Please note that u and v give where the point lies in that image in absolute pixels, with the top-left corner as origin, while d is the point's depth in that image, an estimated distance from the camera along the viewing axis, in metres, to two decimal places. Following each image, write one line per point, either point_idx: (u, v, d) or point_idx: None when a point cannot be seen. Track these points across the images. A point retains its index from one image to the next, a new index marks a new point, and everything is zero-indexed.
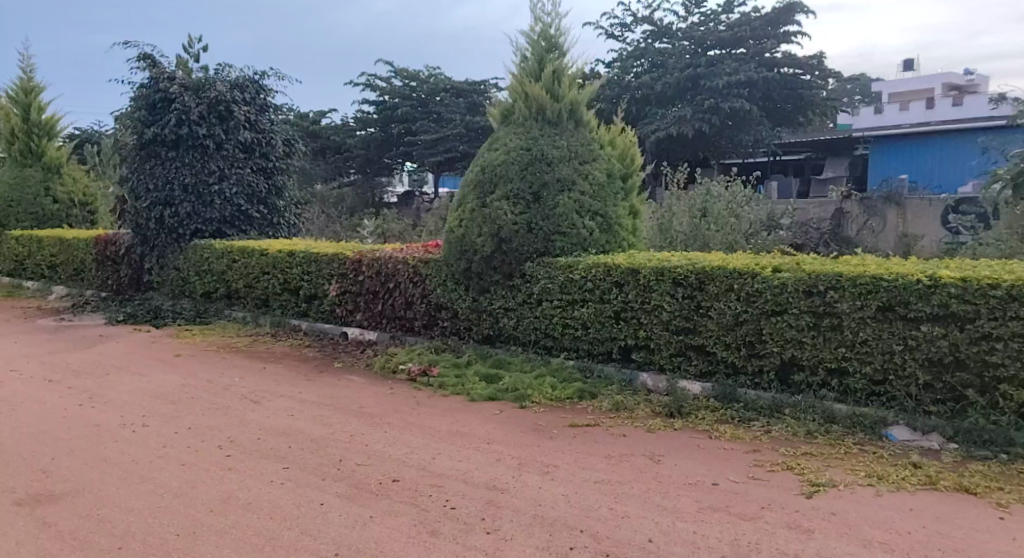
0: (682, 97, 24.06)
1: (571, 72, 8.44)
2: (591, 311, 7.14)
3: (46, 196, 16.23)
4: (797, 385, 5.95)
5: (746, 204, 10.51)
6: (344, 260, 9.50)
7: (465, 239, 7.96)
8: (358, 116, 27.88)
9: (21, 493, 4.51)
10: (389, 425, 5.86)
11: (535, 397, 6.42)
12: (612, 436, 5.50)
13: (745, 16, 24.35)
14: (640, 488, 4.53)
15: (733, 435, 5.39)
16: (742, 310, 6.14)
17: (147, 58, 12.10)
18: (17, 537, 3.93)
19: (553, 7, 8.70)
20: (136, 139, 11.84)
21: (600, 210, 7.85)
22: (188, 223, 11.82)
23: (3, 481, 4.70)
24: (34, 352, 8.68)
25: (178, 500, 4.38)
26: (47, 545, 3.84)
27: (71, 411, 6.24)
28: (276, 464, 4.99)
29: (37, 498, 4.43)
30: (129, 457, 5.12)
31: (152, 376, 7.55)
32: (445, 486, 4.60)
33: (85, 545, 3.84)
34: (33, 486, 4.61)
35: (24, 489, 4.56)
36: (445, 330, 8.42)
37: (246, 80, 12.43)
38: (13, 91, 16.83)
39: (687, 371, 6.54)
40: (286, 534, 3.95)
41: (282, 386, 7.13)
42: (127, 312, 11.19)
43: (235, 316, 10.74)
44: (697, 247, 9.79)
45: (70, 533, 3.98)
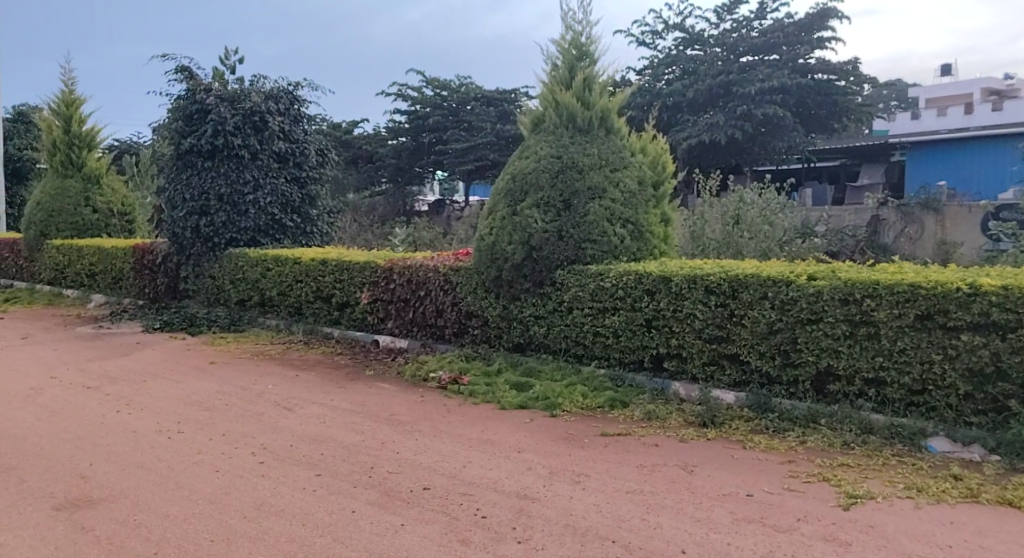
0: (713, 104, 23.93)
1: (602, 80, 8.43)
2: (622, 319, 7.11)
3: (86, 206, 16.62)
4: (833, 395, 5.85)
5: (780, 211, 10.41)
6: (375, 268, 9.57)
7: (496, 246, 7.97)
8: (390, 125, 28.17)
9: (60, 497, 4.61)
10: (420, 433, 5.88)
11: (565, 406, 6.40)
12: (644, 446, 5.46)
13: (778, 22, 24.16)
14: (672, 498, 4.48)
15: (768, 445, 5.32)
16: (776, 319, 6.06)
17: (184, 70, 12.34)
18: (57, 542, 4.01)
19: (584, 15, 8.73)
20: (174, 150, 12.10)
21: (632, 217, 7.82)
22: (224, 232, 12.00)
23: (43, 485, 4.81)
24: (74, 359, 8.88)
25: (213, 506, 4.44)
26: (86, 549, 3.91)
27: (108, 417, 6.36)
28: (309, 471, 5.04)
29: (76, 503, 4.53)
30: (164, 463, 5.20)
31: (187, 383, 7.68)
32: (475, 494, 4.61)
33: (121, 549, 3.91)
34: (73, 491, 4.70)
35: (63, 494, 4.66)
36: (475, 338, 8.45)
37: (280, 90, 12.59)
38: (55, 103, 17.21)
39: (721, 381, 6.47)
40: (317, 540, 3.98)
41: (314, 393, 7.20)
42: (163, 319, 11.39)
43: (269, 324, 10.88)
44: (730, 255, 9.69)
45: (108, 538, 4.05)
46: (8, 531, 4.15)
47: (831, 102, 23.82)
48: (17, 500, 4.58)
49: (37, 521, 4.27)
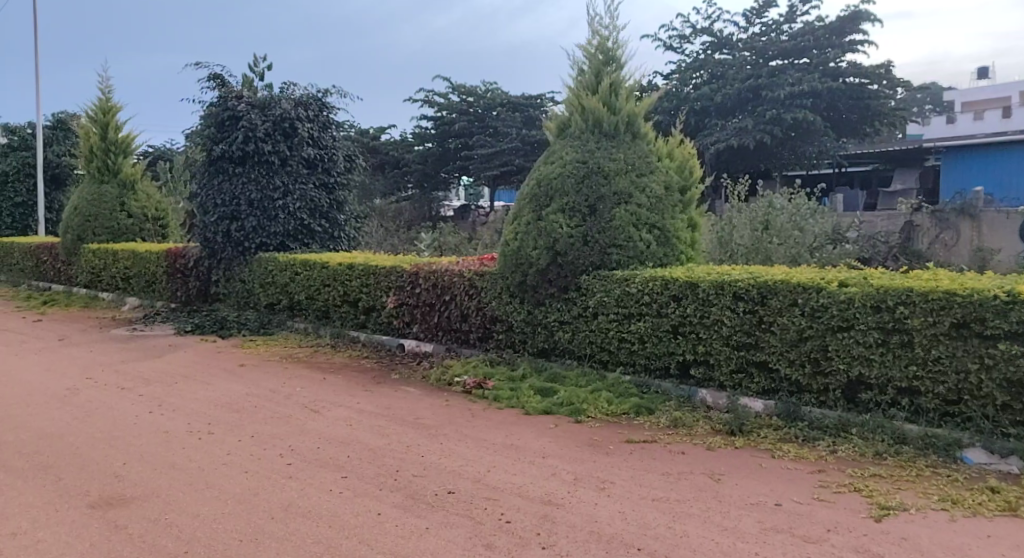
0: (742, 108, 23.73)
1: (629, 84, 8.38)
2: (648, 325, 7.04)
3: (122, 211, 16.86)
4: (865, 404, 5.74)
5: (811, 216, 10.26)
6: (401, 272, 9.59)
7: (521, 252, 7.95)
8: (416, 131, 28.39)
9: (93, 496, 4.65)
10: (445, 437, 5.86)
11: (590, 412, 6.35)
12: (670, 453, 5.39)
13: (808, 26, 23.92)
14: (699, 507, 4.42)
15: (798, 455, 5.23)
16: (807, 326, 5.95)
17: (216, 78, 12.49)
18: (91, 539, 4.05)
19: (611, 21, 8.69)
20: (206, 156, 12.28)
21: (658, 222, 7.76)
22: (254, 237, 12.10)
23: (78, 483, 4.87)
24: (108, 361, 9.00)
25: (241, 507, 4.45)
26: (118, 547, 3.94)
27: (141, 417, 6.43)
28: (335, 473, 5.04)
29: (108, 501, 4.56)
30: (194, 464, 5.24)
31: (217, 385, 7.73)
32: (501, 499, 4.57)
33: (153, 548, 3.93)
34: (106, 490, 4.76)
35: (96, 492, 4.70)
36: (500, 343, 8.43)
37: (310, 97, 12.70)
38: (92, 111, 17.55)
39: (749, 389, 6.37)
40: (343, 542, 3.97)
41: (341, 396, 7.22)
42: (194, 322, 11.52)
43: (297, 327, 10.94)
44: (759, 261, 9.58)
45: (140, 536, 4.08)
46: (45, 528, 4.20)
47: (862, 106, 23.54)
48: (51, 497, 4.64)
49: (72, 518, 4.31)
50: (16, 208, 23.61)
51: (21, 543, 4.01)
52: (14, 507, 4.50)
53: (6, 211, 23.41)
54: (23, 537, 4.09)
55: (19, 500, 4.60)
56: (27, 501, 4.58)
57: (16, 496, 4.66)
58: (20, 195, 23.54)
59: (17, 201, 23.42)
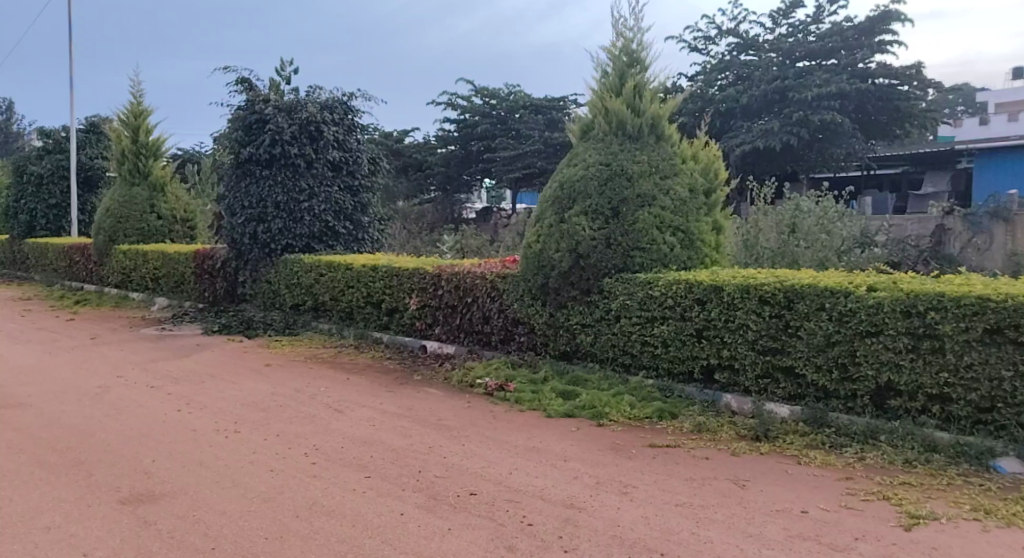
0: (769, 110, 23.49)
1: (653, 86, 8.31)
2: (672, 328, 6.97)
3: (152, 213, 17.07)
4: (894, 411, 5.63)
5: (839, 219, 10.10)
6: (424, 274, 9.59)
7: (543, 254, 7.91)
8: (440, 133, 28.51)
9: (124, 491, 4.69)
10: (467, 439, 5.84)
11: (612, 415, 6.29)
12: (694, 459, 5.32)
13: (836, 26, 23.64)
14: (723, 513, 4.36)
15: (824, 461, 5.15)
16: (834, 331, 5.85)
17: (244, 82, 12.59)
18: (121, 534, 4.08)
19: (635, 23, 8.64)
20: (234, 159, 12.39)
21: (682, 225, 7.69)
22: (280, 239, 12.15)
23: (109, 479, 4.91)
24: (138, 360, 9.09)
25: (267, 505, 4.46)
26: (148, 544, 3.96)
27: (170, 416, 6.48)
28: (358, 473, 5.03)
29: (138, 498, 4.59)
30: (222, 462, 5.26)
31: (243, 385, 7.77)
32: (523, 502, 4.54)
33: (181, 544, 3.95)
34: (136, 486, 4.79)
35: (127, 488, 4.74)
36: (521, 345, 8.40)
37: (335, 101, 12.79)
38: (124, 114, 17.83)
39: (775, 394, 6.28)
40: (367, 542, 3.97)
41: (364, 397, 7.23)
42: (222, 323, 11.60)
43: (321, 328, 10.98)
44: (785, 264, 9.45)
45: (169, 532, 4.10)
46: (77, 522, 4.23)
47: (891, 107, 23.23)
48: (82, 492, 4.68)
49: (103, 513, 4.35)
50: (50, 210, 23.83)
51: (54, 538, 4.04)
52: (47, 501, 4.55)
53: (40, 213, 23.62)
54: (57, 531, 4.13)
55: (52, 495, 4.65)
56: (59, 496, 4.62)
57: (50, 491, 4.71)
58: (55, 197, 23.78)
59: (51, 203, 23.66)
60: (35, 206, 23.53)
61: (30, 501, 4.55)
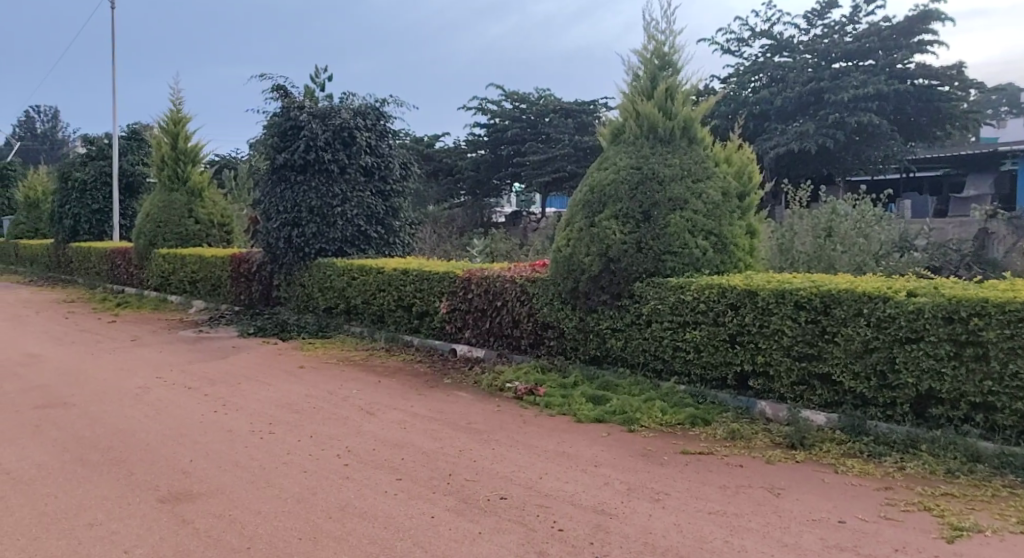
0: (804, 112, 23.20)
1: (685, 88, 8.23)
2: (704, 334, 6.88)
3: (190, 217, 17.33)
4: (935, 419, 5.50)
5: (878, 223, 9.91)
6: (454, 278, 9.59)
7: (573, 258, 7.86)
8: (470, 138, 28.59)
9: (163, 490, 4.74)
10: (497, 442, 5.81)
11: (643, 421, 6.22)
12: (728, 466, 5.23)
13: (874, 26, 23.29)
14: (758, 521, 4.27)
15: (862, 471, 5.03)
16: (873, 337, 5.72)
17: (279, 89, 12.73)
18: (160, 532, 4.11)
19: (667, 25, 8.56)
20: (269, 165, 12.52)
21: (715, 229, 7.59)
22: (314, 243, 12.23)
23: (149, 478, 4.97)
24: (176, 361, 9.22)
25: (301, 505, 4.47)
26: (186, 542, 3.99)
27: (206, 416, 6.55)
28: (389, 475, 5.03)
29: (176, 496, 4.63)
30: (257, 462, 5.30)
31: (278, 386, 7.84)
32: (553, 507, 4.50)
33: (218, 544, 3.97)
34: (174, 485, 4.83)
35: (166, 487, 4.79)
36: (551, 349, 8.35)
37: (368, 107, 12.91)
38: (163, 121, 18.15)
39: (811, 401, 6.16)
40: (399, 544, 3.96)
41: (395, 400, 7.23)
42: (257, 325, 11.71)
43: (354, 331, 11.05)
44: (821, 269, 9.28)
45: (206, 531, 4.13)
46: (117, 520, 4.28)
47: (931, 108, 22.79)
48: (124, 491, 4.74)
49: (142, 512, 4.39)
50: (93, 215, 24.14)
51: (96, 534, 4.09)
52: (89, 498, 4.61)
53: (83, 218, 23.90)
54: (99, 528, 4.18)
55: (96, 492, 4.72)
56: (101, 494, 4.68)
57: (93, 489, 4.78)
58: (98, 202, 24.11)
59: (94, 208, 24.00)
60: (79, 211, 23.79)
61: (74, 498, 4.62)
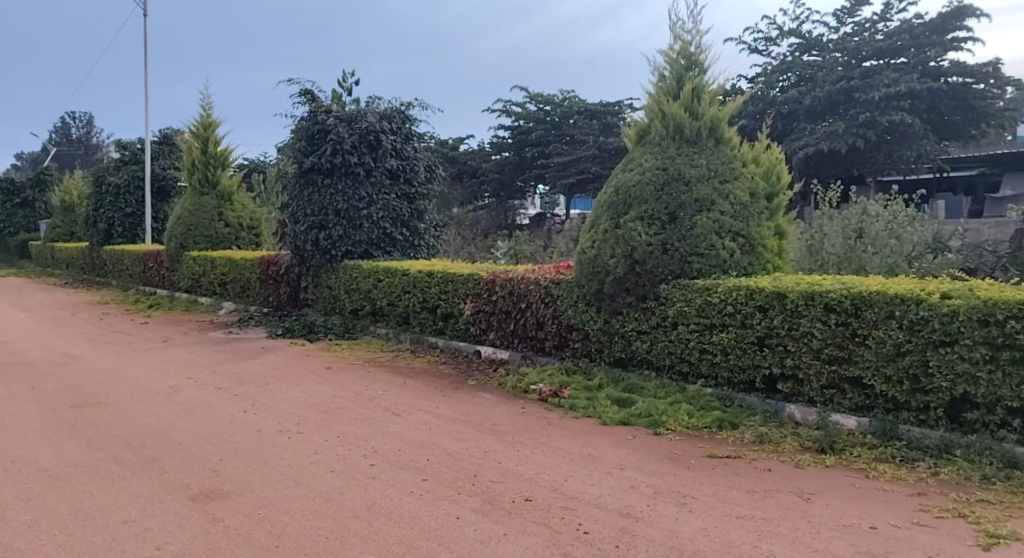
0: (834, 112, 22.93)
1: (712, 89, 8.14)
2: (731, 336, 6.79)
3: (220, 220, 17.52)
4: (970, 424, 5.37)
5: (910, 224, 9.72)
6: (478, 280, 9.57)
7: (598, 260, 7.81)
8: (494, 140, 28.65)
9: (194, 489, 4.77)
10: (522, 444, 5.79)
11: (670, 424, 6.16)
12: (756, 470, 5.15)
13: (906, 24, 22.95)
14: (787, 526, 4.20)
15: (895, 476, 4.93)
16: (905, 340, 5.61)
17: (306, 93, 12.82)
18: (191, 530, 4.14)
19: (694, 25, 8.48)
20: (296, 168, 12.61)
21: (742, 230, 7.50)
22: (340, 245, 12.28)
23: (180, 476, 5.00)
24: (206, 362, 9.32)
25: (329, 505, 4.47)
26: (216, 540, 4.01)
27: (236, 416, 6.60)
28: (415, 475, 5.02)
29: (207, 495, 4.66)
30: (285, 461, 5.32)
31: (305, 387, 7.88)
32: (578, 509, 4.46)
33: (247, 542, 3.98)
34: (205, 484, 4.86)
35: (197, 485, 4.82)
36: (576, 351, 8.30)
37: (393, 110, 12.97)
38: (194, 126, 18.39)
39: (841, 405, 6.05)
40: (425, 544, 3.94)
41: (420, 401, 7.24)
42: (285, 326, 11.80)
43: (379, 333, 11.08)
44: (851, 271, 9.12)
45: (236, 529, 4.15)
46: (150, 517, 4.32)
47: (965, 106, 22.39)
48: (156, 488, 4.78)
49: (173, 510, 4.42)
50: (126, 218, 24.54)
51: (129, 531, 4.13)
52: (123, 496, 4.65)
53: (117, 221, 24.30)
54: (132, 525, 4.22)
55: (129, 490, 4.76)
56: (134, 491, 4.72)
57: (127, 486, 4.83)
58: (131, 206, 24.53)
59: (127, 212, 24.41)
60: (113, 215, 24.20)
61: (108, 496, 4.67)
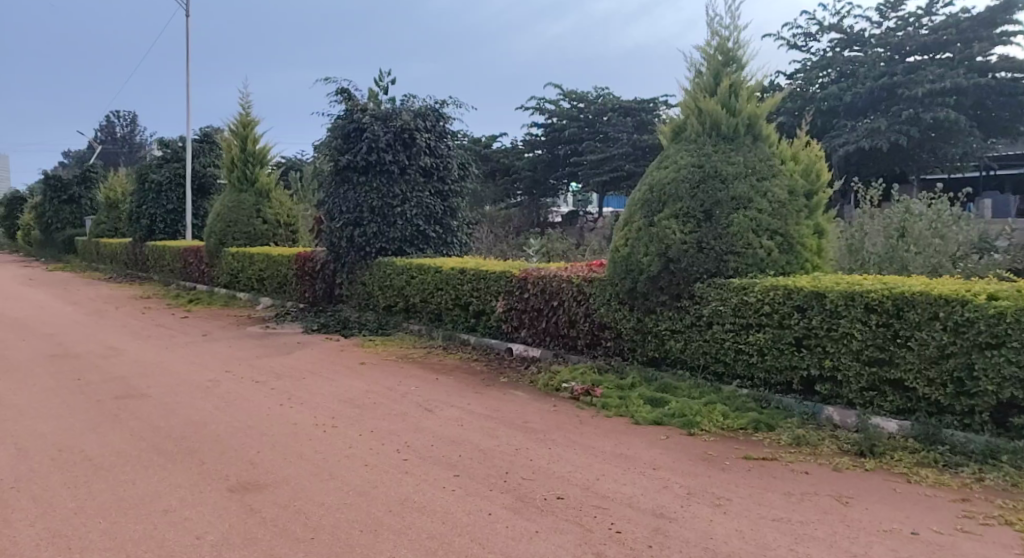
0: (875, 108, 22.55)
1: (750, 85, 8.02)
2: (769, 336, 6.69)
3: (258, 217, 17.73)
4: (1018, 429, 5.23)
5: (955, 223, 9.48)
6: (510, 278, 9.56)
7: (631, 258, 7.75)
8: (527, 138, 28.63)
9: (232, 480, 4.83)
10: (554, 442, 5.76)
11: (704, 425, 6.08)
12: (792, 473, 5.07)
13: (952, 18, 22.37)
14: (825, 530, 4.12)
15: (938, 481, 4.82)
16: (949, 342, 5.48)
17: (343, 92, 12.92)
18: (229, 520, 4.19)
19: (732, 21, 8.37)
20: (333, 166, 12.70)
21: (780, 229, 7.38)
22: (374, 243, 12.36)
23: (219, 467, 5.07)
24: (244, 356, 9.45)
25: (363, 498, 4.50)
26: (253, 530, 4.05)
27: (273, 409, 6.68)
28: (447, 471, 5.03)
29: (244, 486, 4.72)
30: (320, 454, 5.37)
31: (339, 381, 7.95)
32: (611, 508, 4.42)
33: (283, 533, 4.02)
34: (243, 475, 4.92)
35: (235, 477, 4.88)
36: (608, 350, 8.25)
37: (427, 108, 13.02)
38: (233, 124, 18.64)
39: (881, 408, 5.93)
40: (457, 540, 3.94)
41: (453, 397, 7.25)
42: (320, 322, 11.92)
43: (412, 329, 11.12)
44: (893, 270, 8.93)
45: (272, 520, 4.18)
46: (190, 506, 4.38)
47: (1013, 103, 21.78)
48: (195, 479, 4.85)
49: (212, 500, 4.48)
50: (168, 215, 25.00)
51: (170, 520, 4.19)
52: (164, 486, 4.73)
53: (158, 218, 24.76)
54: (172, 514, 4.28)
55: (169, 480, 4.84)
56: (174, 482, 4.80)
57: (167, 476, 4.91)
58: (172, 203, 24.98)
59: (169, 209, 24.88)
60: (155, 211, 24.67)
61: (150, 485, 4.75)
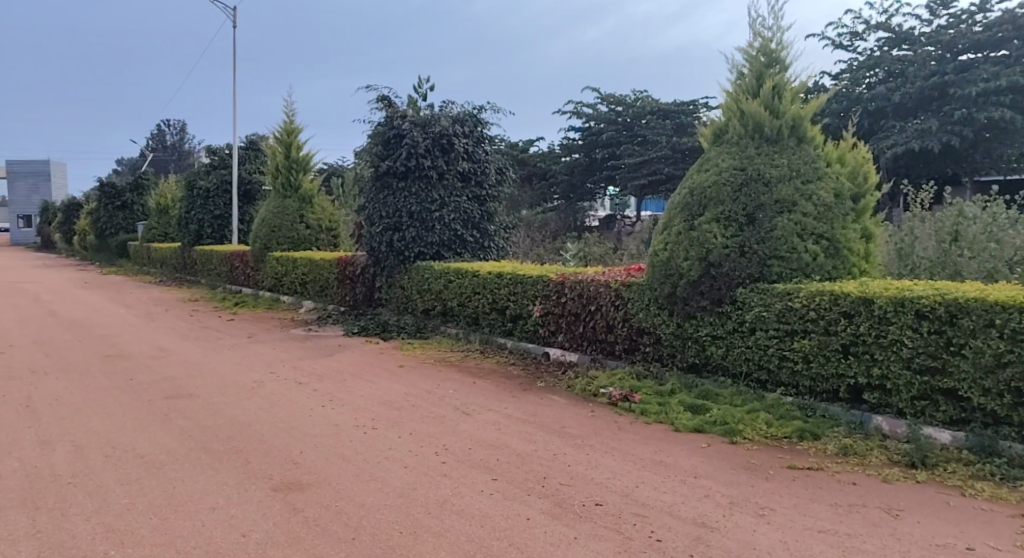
0: (925, 108, 22.04)
1: (794, 86, 7.85)
2: (814, 343, 6.50)
3: (301, 223, 17.96)
4: None
5: (1011, 226, 9.16)
6: (548, 282, 9.51)
7: (671, 262, 7.62)
8: (566, 142, 28.57)
9: (275, 479, 4.84)
10: (593, 447, 5.68)
11: (747, 433, 5.94)
12: (839, 483, 4.92)
13: (1008, 14, 21.69)
14: (874, 543, 3.98)
15: (994, 494, 4.63)
16: (1006, 350, 5.28)
17: (383, 99, 13.00)
18: (273, 519, 4.19)
19: (775, 21, 8.21)
20: (372, 171, 12.77)
21: (826, 233, 7.21)
22: (413, 247, 12.40)
23: (263, 467, 5.09)
24: (286, 358, 9.54)
25: (403, 500, 4.47)
26: (297, 529, 4.05)
27: (314, 410, 6.71)
28: (485, 475, 4.98)
29: (288, 486, 4.72)
30: (361, 456, 5.37)
31: (378, 383, 7.97)
32: (651, 516, 4.33)
33: (325, 533, 4.01)
34: (285, 475, 4.94)
35: (278, 476, 4.90)
36: (647, 355, 8.13)
37: (466, 114, 13.03)
38: (277, 132, 18.94)
39: (933, 418, 5.72)
40: (496, 544, 3.89)
41: (490, 401, 7.21)
42: (360, 325, 11.98)
43: (449, 333, 11.12)
44: (946, 275, 8.66)
45: (315, 520, 4.18)
46: (235, 504, 4.40)
47: None
48: (240, 478, 4.87)
49: (256, 499, 4.50)
50: (215, 220, 25.50)
51: (217, 517, 4.22)
52: (211, 484, 4.76)
53: (206, 223, 25.27)
54: (218, 512, 4.30)
55: (215, 478, 4.87)
56: (221, 480, 4.83)
57: (213, 475, 4.94)
58: (218, 208, 25.44)
59: (215, 214, 25.37)
60: (202, 217, 25.19)
61: (197, 483, 4.79)
